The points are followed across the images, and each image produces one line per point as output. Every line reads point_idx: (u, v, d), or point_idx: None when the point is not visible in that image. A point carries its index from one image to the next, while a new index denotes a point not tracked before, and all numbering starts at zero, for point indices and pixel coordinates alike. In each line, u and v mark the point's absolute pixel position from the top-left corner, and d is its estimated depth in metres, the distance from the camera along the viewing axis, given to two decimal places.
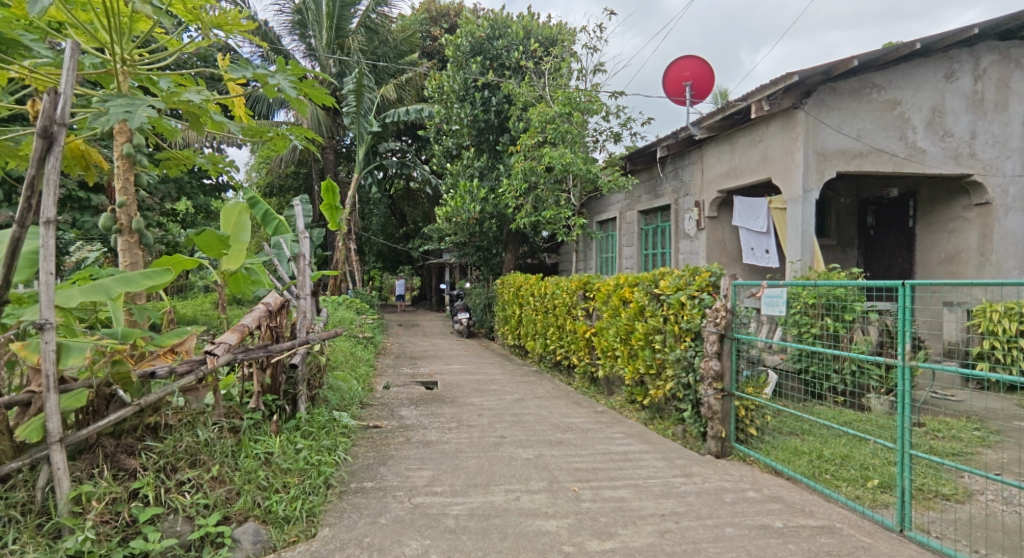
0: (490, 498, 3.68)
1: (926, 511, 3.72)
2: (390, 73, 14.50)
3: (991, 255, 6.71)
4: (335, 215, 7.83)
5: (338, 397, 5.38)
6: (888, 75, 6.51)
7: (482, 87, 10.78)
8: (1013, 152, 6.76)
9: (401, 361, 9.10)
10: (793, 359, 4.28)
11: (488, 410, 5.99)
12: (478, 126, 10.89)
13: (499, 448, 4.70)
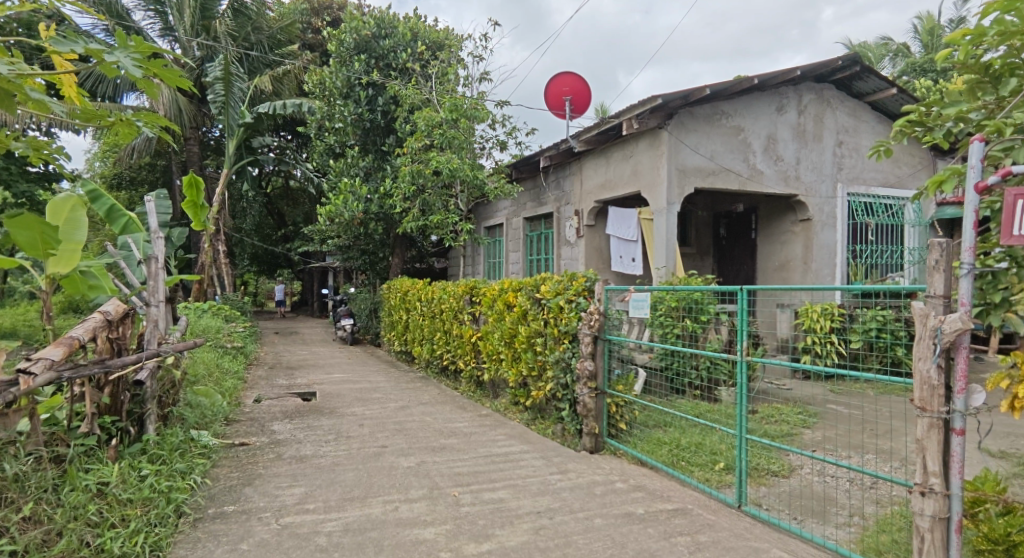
0: (366, 511, 3.73)
1: (759, 487, 4.29)
2: (264, 63, 13.88)
3: (811, 263, 7.77)
4: (199, 214, 7.35)
5: (196, 415, 5.10)
6: (734, 104, 7.36)
7: (367, 86, 10.68)
8: (828, 177, 7.89)
9: (275, 372, 8.73)
10: (658, 358, 4.62)
11: (369, 420, 5.98)
12: (363, 126, 10.78)
13: (379, 458, 4.74)
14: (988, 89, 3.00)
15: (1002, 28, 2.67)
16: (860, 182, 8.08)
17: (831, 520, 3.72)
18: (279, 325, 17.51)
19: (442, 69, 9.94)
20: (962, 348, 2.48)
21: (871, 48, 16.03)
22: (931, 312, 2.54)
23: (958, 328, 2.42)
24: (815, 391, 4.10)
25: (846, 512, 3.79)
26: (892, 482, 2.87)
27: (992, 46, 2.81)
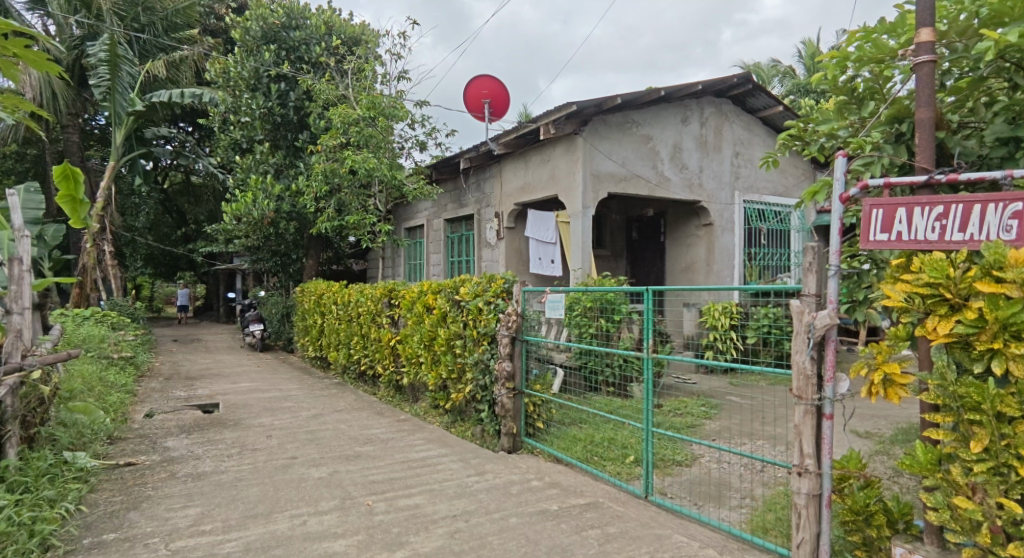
0: (271, 528, 3.64)
1: (665, 477, 4.47)
2: (159, 47, 13.03)
3: (714, 265, 8.33)
4: (76, 208, 6.84)
5: (71, 435, 4.75)
6: (644, 114, 7.72)
7: (278, 79, 10.32)
8: (727, 185, 8.46)
9: (172, 384, 8.23)
10: (576, 357, 4.88)
11: (278, 430, 5.79)
12: (273, 121, 10.39)
13: (287, 471, 4.62)
14: (854, 108, 3.34)
15: (863, 53, 3.01)
16: (754, 190, 8.74)
17: (727, 503, 3.98)
18: (178, 332, 16.48)
19: (358, 66, 9.79)
20: (830, 341, 2.73)
21: (762, 68, 17.18)
22: (806, 310, 2.77)
23: (827, 324, 2.67)
24: (718, 383, 4.32)
25: (739, 496, 4.08)
26: (775, 465, 3.15)
27: (855, 69, 3.16)
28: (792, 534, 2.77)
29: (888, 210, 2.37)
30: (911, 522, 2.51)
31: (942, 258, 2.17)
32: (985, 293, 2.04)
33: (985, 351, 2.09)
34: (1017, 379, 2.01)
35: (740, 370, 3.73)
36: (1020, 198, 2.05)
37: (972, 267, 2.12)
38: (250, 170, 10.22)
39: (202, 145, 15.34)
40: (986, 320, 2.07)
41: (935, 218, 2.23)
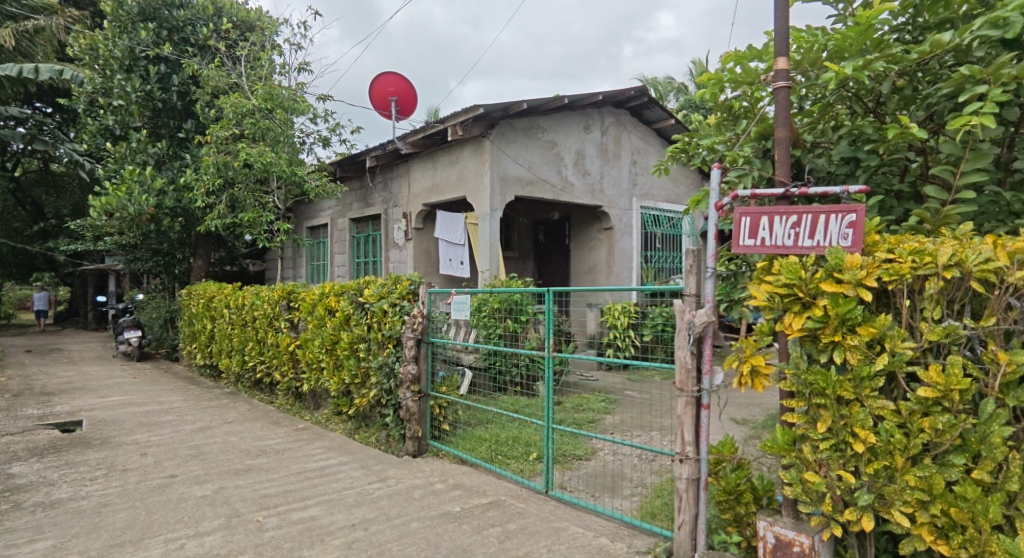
0: (143, 555, 3.44)
1: (565, 471, 4.57)
2: (10, 17, 11.73)
3: (614, 267, 8.73)
4: None
5: None
6: (549, 120, 7.97)
7: (158, 60, 9.62)
8: (626, 192, 8.91)
9: (25, 402, 7.47)
10: (484, 358, 4.99)
11: (155, 448, 5.44)
12: (152, 107, 9.71)
13: (163, 492, 4.37)
14: (730, 125, 3.68)
15: (734, 76, 3.35)
16: (650, 197, 9.27)
17: (620, 492, 4.14)
18: (36, 341, 14.92)
19: (252, 53, 9.37)
20: (707, 338, 2.95)
21: (660, 84, 18.07)
22: (687, 308, 2.97)
23: (704, 322, 2.87)
24: (615, 379, 4.46)
25: (632, 485, 4.26)
26: (659, 453, 3.39)
27: (731, 90, 3.48)
28: (674, 516, 2.97)
29: (754, 218, 2.64)
30: (773, 498, 2.79)
31: (795, 262, 2.45)
32: (829, 292, 2.34)
33: (829, 343, 2.39)
34: (853, 367, 2.32)
35: (636, 366, 3.95)
36: (855, 210, 2.35)
37: (819, 269, 2.42)
38: (124, 161, 9.46)
39: (66, 130, 13.98)
40: (829, 316, 2.36)
41: (791, 226, 2.51)
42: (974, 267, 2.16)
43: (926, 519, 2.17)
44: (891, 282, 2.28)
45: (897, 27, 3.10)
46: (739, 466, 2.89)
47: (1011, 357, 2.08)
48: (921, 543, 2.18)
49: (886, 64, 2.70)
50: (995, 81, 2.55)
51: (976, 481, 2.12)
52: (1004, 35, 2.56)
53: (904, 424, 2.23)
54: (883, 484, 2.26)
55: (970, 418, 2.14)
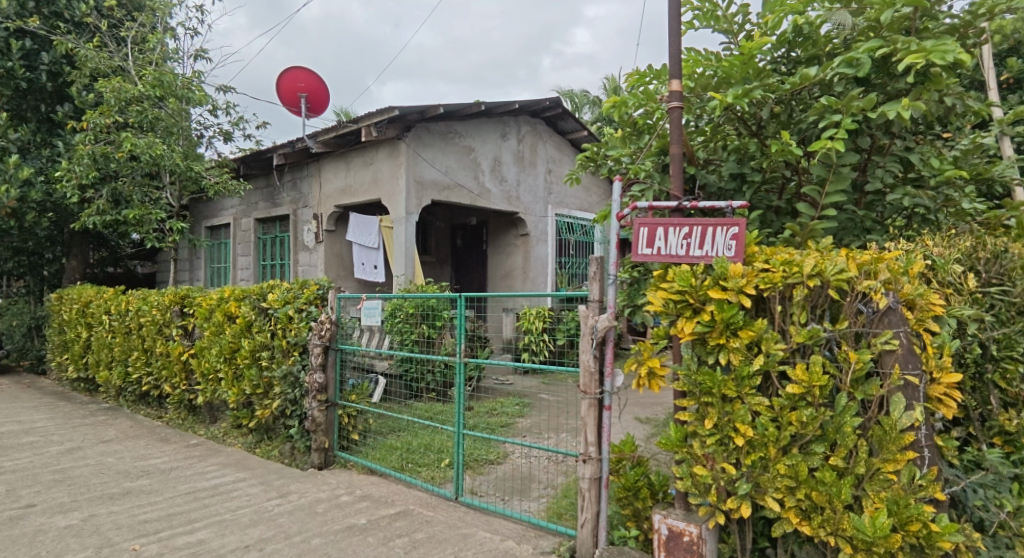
0: None
1: (477, 476, 4.51)
2: None
3: (530, 273, 8.90)
4: None
5: None
6: (466, 125, 8.04)
7: (21, 34, 8.73)
8: (541, 200, 9.13)
9: None
10: (398, 364, 4.97)
11: (10, 474, 4.90)
12: (14, 86, 8.80)
13: (18, 523, 3.94)
14: (635, 138, 3.90)
15: (636, 100, 3.58)
16: (564, 205, 9.56)
17: (530, 494, 4.21)
18: None
19: (139, 34, 8.73)
20: (609, 341, 3.09)
21: (576, 96, 18.55)
22: (591, 313, 3.10)
23: (605, 326, 3.00)
24: (531, 382, 4.49)
25: (541, 486, 4.33)
26: (561, 454, 3.50)
27: (638, 108, 3.67)
28: (577, 515, 3.09)
29: (651, 229, 2.80)
30: (667, 492, 2.98)
31: (687, 270, 2.63)
32: (715, 298, 2.55)
33: (716, 345, 2.60)
34: (735, 366, 2.54)
35: (549, 370, 3.98)
36: (737, 224, 2.59)
37: (708, 277, 2.62)
38: None
39: None
40: (715, 321, 2.57)
41: (683, 237, 2.71)
42: (832, 277, 2.44)
43: (793, 503, 2.43)
44: (767, 289, 2.53)
45: (772, 60, 3.45)
46: (638, 464, 3.06)
47: (859, 356, 2.37)
48: (790, 525, 2.43)
49: (764, 93, 3.06)
50: (848, 111, 2.91)
51: (833, 467, 2.40)
52: (856, 72, 2.93)
53: (777, 418, 2.48)
54: (759, 474, 2.49)
55: (828, 411, 2.41)
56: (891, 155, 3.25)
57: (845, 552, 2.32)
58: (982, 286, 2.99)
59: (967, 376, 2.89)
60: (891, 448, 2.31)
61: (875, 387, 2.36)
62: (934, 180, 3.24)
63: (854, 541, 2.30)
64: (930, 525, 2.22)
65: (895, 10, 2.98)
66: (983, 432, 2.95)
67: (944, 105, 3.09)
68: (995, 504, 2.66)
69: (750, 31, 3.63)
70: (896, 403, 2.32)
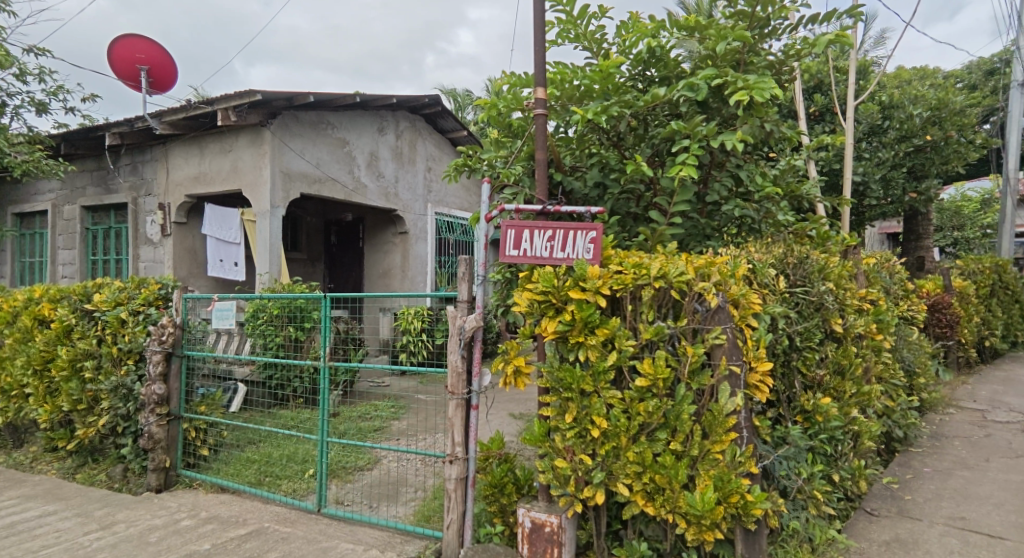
0: None
1: (344, 484, 4.27)
2: None
3: (408, 271, 8.80)
4: None
5: None
6: (339, 117, 7.77)
7: None
8: (420, 197, 9.03)
9: None
10: (260, 370, 4.69)
11: None
12: None
13: None
14: (507, 142, 3.96)
15: (506, 102, 3.70)
16: (443, 205, 9.54)
17: (400, 499, 4.02)
18: None
19: None
20: (477, 341, 3.12)
21: (459, 95, 18.46)
22: (459, 314, 3.08)
23: (474, 326, 3.02)
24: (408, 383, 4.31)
25: (413, 490, 4.15)
26: (426, 457, 3.36)
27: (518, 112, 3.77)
28: (443, 516, 3.09)
29: (518, 231, 2.88)
30: (532, 485, 3.09)
31: (550, 271, 2.76)
32: (575, 299, 2.69)
33: (576, 343, 2.75)
34: (592, 363, 2.71)
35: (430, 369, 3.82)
36: (595, 228, 2.76)
37: (569, 278, 2.76)
38: None
39: None
40: (575, 320, 2.71)
41: (548, 239, 2.82)
42: (674, 278, 2.67)
43: (640, 487, 2.65)
44: (620, 290, 2.72)
45: (630, 76, 3.72)
46: (504, 460, 3.14)
47: (694, 351, 2.63)
48: (637, 507, 2.65)
49: (619, 110, 3.35)
50: (694, 136, 3.24)
51: (672, 451, 2.64)
52: (696, 97, 3.27)
53: (627, 410, 2.68)
54: (613, 462, 2.68)
55: (669, 401, 2.65)
56: (725, 171, 3.59)
57: (681, 527, 2.58)
58: (791, 285, 3.51)
59: (780, 364, 3.30)
60: (718, 431, 2.59)
61: (707, 377, 2.63)
62: (756, 195, 3.68)
63: (687, 516, 2.57)
64: (746, 496, 2.55)
65: (727, 44, 3.33)
66: (790, 410, 3.40)
67: (765, 130, 3.52)
68: (795, 472, 3.09)
69: (608, 49, 3.89)
70: (723, 391, 2.61)
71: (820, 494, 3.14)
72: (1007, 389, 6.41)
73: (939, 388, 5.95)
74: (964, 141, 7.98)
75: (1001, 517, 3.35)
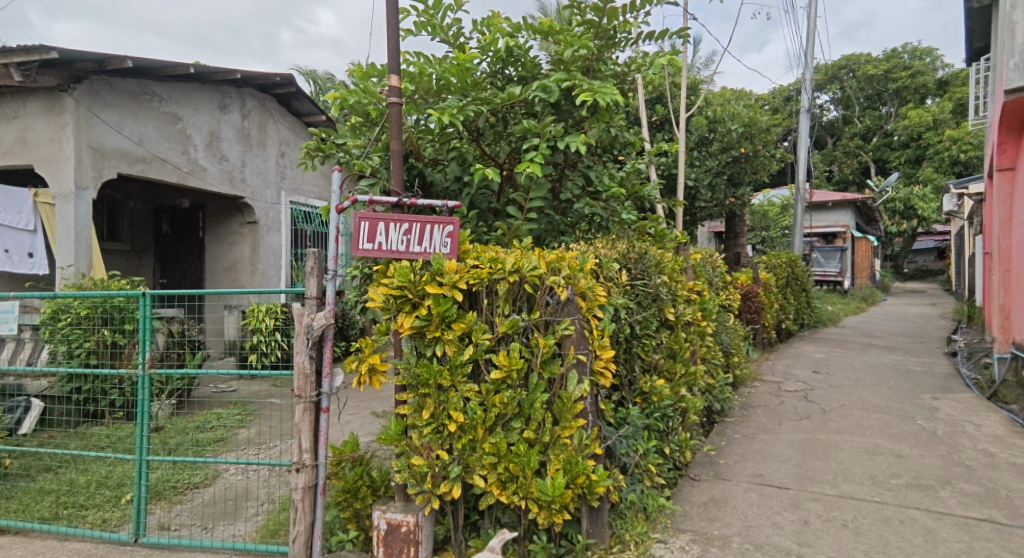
0: None
1: (172, 507, 3.78)
2: None
3: (258, 265, 8.05)
4: None
5: None
6: (167, 88, 6.91)
7: None
8: (271, 184, 8.33)
9: None
10: (64, 381, 4.15)
11: None
12: None
13: None
14: (365, 130, 3.80)
15: (358, 97, 3.59)
16: (300, 193, 8.94)
17: (240, 516, 3.66)
18: None
19: None
20: (326, 340, 2.93)
21: (318, 78, 17.17)
22: (307, 311, 2.87)
23: (322, 324, 2.84)
24: (259, 388, 3.89)
25: (257, 503, 3.81)
26: (271, 465, 3.06)
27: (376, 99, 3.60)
28: (288, 529, 2.89)
29: (371, 223, 2.75)
30: (388, 485, 3.01)
31: (406, 266, 2.68)
32: (431, 293, 2.65)
33: (433, 338, 2.71)
34: (449, 357, 2.70)
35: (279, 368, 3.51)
36: (452, 223, 2.73)
37: (426, 272, 2.71)
38: None
39: None
40: (432, 315, 2.67)
41: (404, 233, 2.73)
42: (527, 273, 2.74)
43: (495, 477, 2.69)
44: (475, 283, 2.73)
45: (489, 72, 3.76)
46: (358, 463, 3.00)
47: (546, 342, 2.72)
48: (492, 497, 2.69)
49: (476, 108, 3.37)
50: (544, 136, 3.38)
51: (526, 440, 2.72)
52: (548, 98, 3.37)
53: (483, 402, 2.71)
54: (468, 456, 2.70)
55: (523, 391, 2.73)
56: (577, 170, 3.85)
57: (533, 512, 2.65)
58: (632, 278, 3.77)
59: (622, 350, 3.54)
60: (567, 417, 2.71)
61: (558, 365, 2.74)
62: (604, 194, 3.91)
63: (538, 500, 2.65)
64: (591, 477, 2.68)
65: (575, 50, 3.50)
66: (630, 392, 3.63)
67: (611, 134, 3.73)
68: (633, 449, 3.31)
69: (464, 42, 3.89)
70: (571, 378, 2.74)
71: (654, 467, 3.39)
72: (796, 362, 7.53)
73: (747, 365, 6.80)
74: (768, 155, 9.17)
75: (788, 471, 3.92)
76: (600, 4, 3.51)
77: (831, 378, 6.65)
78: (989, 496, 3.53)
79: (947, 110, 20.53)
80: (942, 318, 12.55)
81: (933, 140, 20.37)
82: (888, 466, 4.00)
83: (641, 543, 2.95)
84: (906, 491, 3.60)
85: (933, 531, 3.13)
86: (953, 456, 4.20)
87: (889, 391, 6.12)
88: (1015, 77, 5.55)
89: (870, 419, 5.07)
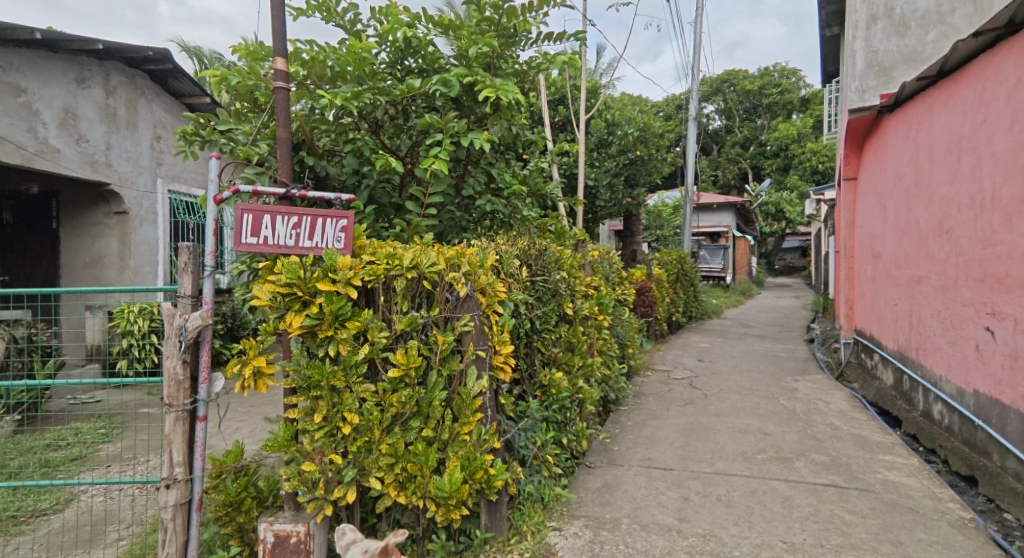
0: None
1: (12, 539, 3.33)
2: None
3: (128, 260, 7.31)
4: None
5: None
6: (7, 56, 6.17)
7: None
8: (144, 170, 7.55)
9: None
10: None
11: None
12: None
13: None
14: (252, 116, 3.62)
15: (241, 77, 3.35)
16: (180, 181, 8.21)
17: (98, 543, 3.30)
18: None
19: None
20: (203, 343, 2.69)
21: (204, 58, 15.88)
22: (178, 312, 2.61)
23: (198, 325, 2.59)
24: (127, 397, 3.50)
25: (120, 528, 3.45)
26: (138, 482, 2.76)
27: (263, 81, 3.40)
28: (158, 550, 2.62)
29: (256, 216, 2.50)
30: (276, 496, 2.84)
31: (294, 262, 2.50)
32: (323, 291, 2.51)
33: (325, 337, 2.56)
34: (343, 357, 2.57)
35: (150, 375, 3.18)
36: (346, 217, 2.60)
37: (317, 268, 2.55)
38: None
39: None
40: (324, 313, 2.53)
41: (292, 226, 2.53)
42: (426, 269, 2.68)
43: (392, 478, 2.60)
44: (372, 280, 2.61)
45: (388, 63, 3.66)
46: (241, 474, 2.78)
47: (444, 338, 2.67)
48: (389, 499, 2.59)
49: (372, 96, 3.27)
50: (447, 132, 3.37)
51: (424, 438, 2.66)
52: (448, 92, 3.34)
53: (380, 402, 2.61)
54: (364, 458, 2.59)
55: (421, 389, 2.67)
56: (479, 167, 3.83)
57: (431, 510, 2.60)
58: (533, 275, 3.79)
59: (522, 344, 3.56)
60: (466, 413, 2.69)
61: (457, 362, 2.70)
62: (505, 191, 3.93)
63: (435, 499, 2.60)
64: (489, 471, 2.68)
65: (478, 46, 3.48)
66: (530, 385, 3.66)
67: (512, 132, 3.76)
68: (531, 441, 3.33)
69: (361, 30, 3.76)
70: (470, 374, 2.71)
71: (551, 457, 3.43)
72: (684, 352, 7.97)
73: (641, 356, 7.11)
74: (661, 158, 9.60)
75: (672, 453, 4.12)
76: (499, 2, 3.51)
77: (713, 366, 7.11)
78: (834, 464, 3.90)
79: (809, 125, 22.69)
80: (803, 309, 13.85)
81: (798, 151, 22.42)
82: (756, 443, 4.31)
83: (538, 532, 2.96)
84: (769, 464, 3.90)
85: (788, 498, 3.41)
86: (807, 430, 4.61)
87: (761, 376, 6.63)
88: (855, 100, 6.32)
89: (743, 401, 5.46)
